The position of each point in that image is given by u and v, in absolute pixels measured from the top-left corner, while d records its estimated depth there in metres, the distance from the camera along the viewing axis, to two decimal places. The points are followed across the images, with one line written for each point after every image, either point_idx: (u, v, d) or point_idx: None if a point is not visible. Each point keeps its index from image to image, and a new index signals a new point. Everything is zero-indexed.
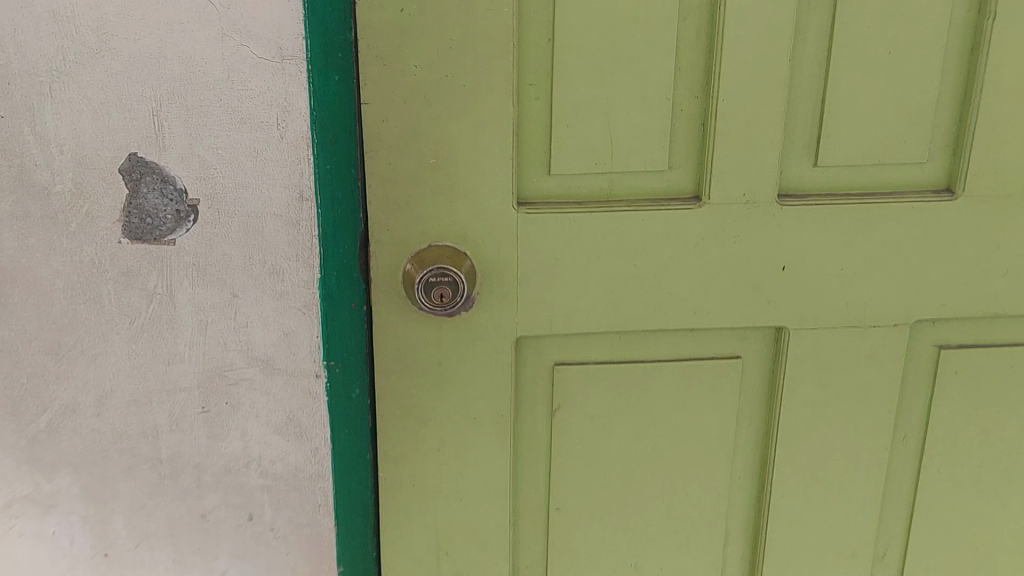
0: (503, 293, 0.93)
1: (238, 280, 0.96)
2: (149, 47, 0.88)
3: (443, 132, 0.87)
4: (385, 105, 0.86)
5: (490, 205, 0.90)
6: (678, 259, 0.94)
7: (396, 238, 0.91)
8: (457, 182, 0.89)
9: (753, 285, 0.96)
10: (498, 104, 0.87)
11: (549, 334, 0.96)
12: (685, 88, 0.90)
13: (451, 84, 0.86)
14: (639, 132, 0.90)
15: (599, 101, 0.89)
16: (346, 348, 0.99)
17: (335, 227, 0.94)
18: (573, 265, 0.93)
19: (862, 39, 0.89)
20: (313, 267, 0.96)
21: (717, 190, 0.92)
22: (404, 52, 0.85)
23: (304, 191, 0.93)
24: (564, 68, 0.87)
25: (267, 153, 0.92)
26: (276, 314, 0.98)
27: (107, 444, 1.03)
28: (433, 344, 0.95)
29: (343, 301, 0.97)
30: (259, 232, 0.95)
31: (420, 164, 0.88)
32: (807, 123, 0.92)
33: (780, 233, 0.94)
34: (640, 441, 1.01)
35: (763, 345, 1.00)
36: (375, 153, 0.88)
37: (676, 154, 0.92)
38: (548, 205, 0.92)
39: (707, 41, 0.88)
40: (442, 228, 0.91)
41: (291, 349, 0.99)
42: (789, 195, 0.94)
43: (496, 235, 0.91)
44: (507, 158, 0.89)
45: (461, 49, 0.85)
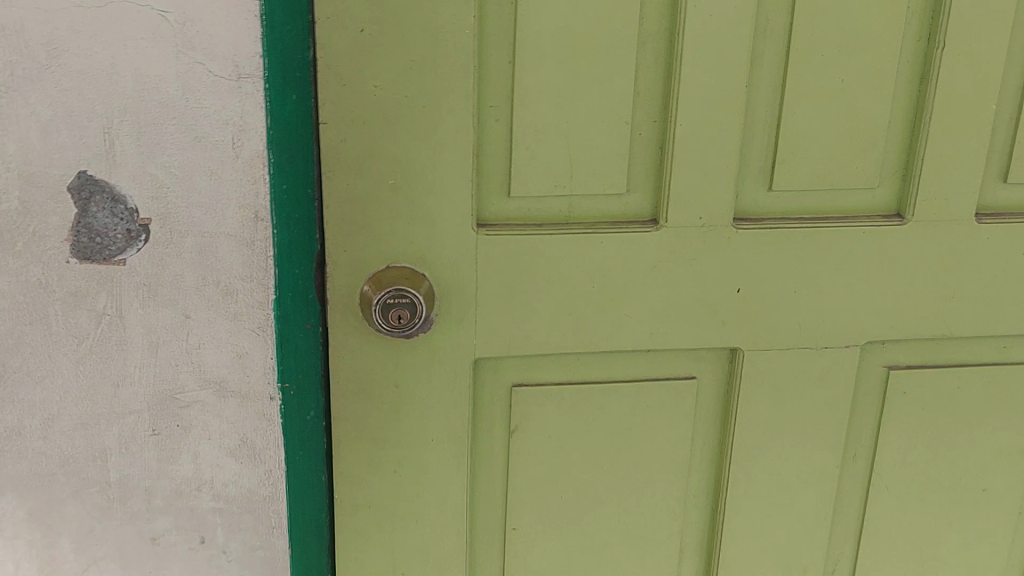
0: (461, 315, 0.93)
1: (191, 301, 0.95)
2: (101, 64, 0.86)
3: (402, 155, 0.87)
4: (344, 126, 0.86)
5: (449, 227, 0.90)
6: (635, 282, 0.94)
7: (354, 259, 0.90)
8: (416, 204, 0.89)
9: (709, 307, 0.97)
10: (457, 127, 0.87)
11: (507, 356, 0.96)
12: (643, 112, 0.90)
13: (411, 107, 0.86)
14: (598, 155, 0.91)
15: (558, 125, 0.89)
16: (301, 370, 0.98)
17: (291, 248, 0.93)
18: (531, 287, 0.93)
19: (816, 67, 0.90)
20: (268, 288, 0.95)
21: (674, 214, 0.93)
22: (363, 74, 0.84)
23: (259, 212, 0.92)
24: (524, 92, 0.87)
25: (222, 173, 0.91)
26: (229, 336, 0.96)
27: (53, 468, 1.00)
28: (391, 366, 0.94)
29: (299, 323, 0.96)
30: (212, 253, 0.93)
31: (379, 186, 0.88)
32: (762, 148, 0.93)
33: (735, 256, 0.95)
34: (597, 461, 1.02)
35: (718, 367, 1.01)
36: (333, 174, 0.87)
37: (634, 177, 0.92)
38: (507, 227, 0.91)
39: (666, 66, 0.89)
40: (400, 250, 0.90)
41: (245, 370, 0.98)
42: (744, 219, 0.95)
43: (455, 257, 0.91)
44: (467, 180, 0.88)
45: (421, 72, 0.85)
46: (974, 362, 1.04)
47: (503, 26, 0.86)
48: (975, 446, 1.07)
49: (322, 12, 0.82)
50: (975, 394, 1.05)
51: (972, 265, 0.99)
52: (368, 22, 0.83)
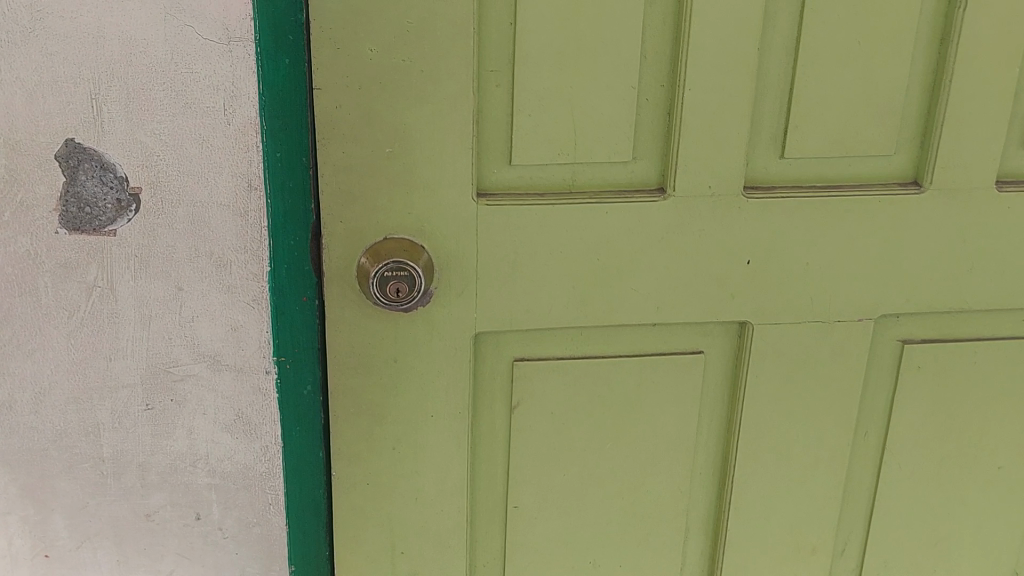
0: (461, 288, 0.90)
1: (183, 273, 0.92)
2: (87, 26, 0.83)
3: (399, 121, 0.83)
4: (338, 92, 0.82)
5: (449, 197, 0.87)
6: (641, 253, 0.91)
7: (350, 230, 0.87)
8: (413, 173, 0.85)
9: (717, 280, 0.93)
10: (457, 91, 0.83)
11: (508, 330, 0.93)
12: (650, 77, 0.87)
13: (408, 71, 0.82)
14: (603, 122, 0.87)
15: (562, 90, 0.85)
16: (297, 343, 0.96)
17: (285, 218, 0.90)
18: (534, 259, 0.90)
19: (831, 29, 0.86)
20: (263, 259, 0.92)
21: (682, 182, 0.89)
22: (359, 36, 0.81)
23: (253, 180, 0.89)
24: (526, 55, 0.84)
25: (213, 141, 0.87)
26: (223, 309, 0.94)
27: (46, 443, 0.98)
28: (389, 340, 0.91)
29: (294, 295, 0.94)
30: (205, 223, 0.90)
31: (375, 154, 0.84)
32: (774, 114, 0.89)
33: (745, 227, 0.92)
34: (601, 438, 0.99)
35: (726, 341, 0.98)
36: (327, 143, 0.83)
37: (640, 144, 0.89)
38: (508, 197, 0.88)
39: (674, 28, 0.85)
40: (398, 221, 0.87)
41: (240, 344, 0.95)
42: (755, 188, 0.91)
43: (454, 228, 0.88)
44: (466, 148, 0.85)
45: (419, 34, 0.81)
46: (991, 337, 1.01)
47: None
48: (990, 423, 1.04)
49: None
50: (992, 370, 1.02)
51: (991, 236, 0.95)
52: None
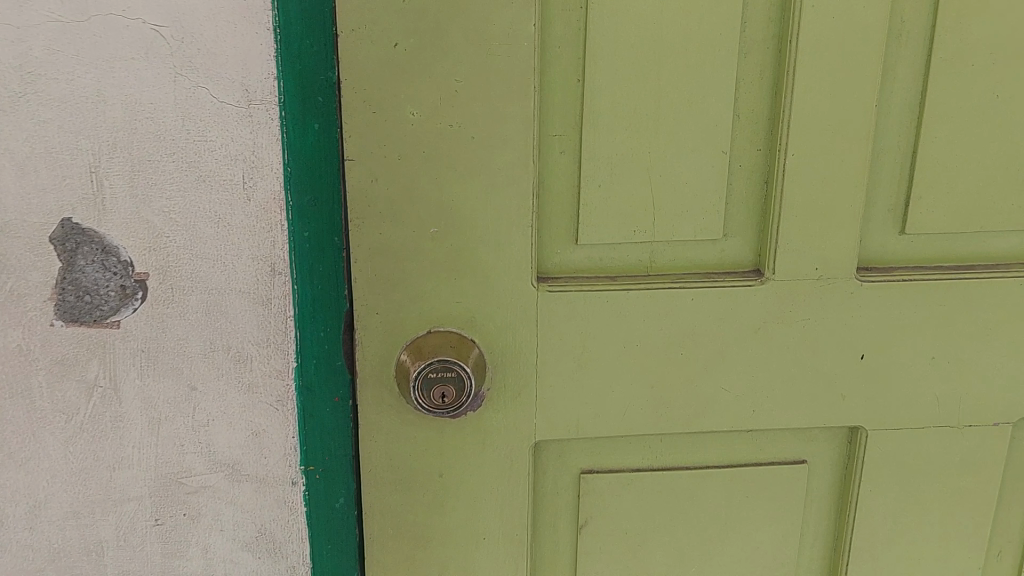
0: (519, 390, 0.76)
1: (197, 370, 0.79)
2: (86, 89, 0.71)
3: (446, 196, 0.70)
4: (374, 162, 0.69)
5: (505, 284, 0.73)
6: (732, 347, 0.77)
7: (387, 323, 0.73)
8: (462, 255, 0.72)
9: (825, 378, 0.78)
10: (514, 160, 0.70)
11: (575, 438, 0.78)
12: (744, 139, 0.73)
13: (456, 137, 0.69)
14: (688, 193, 0.73)
15: (640, 156, 0.72)
16: (327, 451, 0.82)
17: (314, 307, 0.78)
18: (606, 355, 0.76)
19: (964, 80, 0.72)
20: (288, 355, 0.79)
21: (783, 263, 0.75)
22: (398, 97, 0.67)
23: (276, 264, 0.77)
24: (596, 116, 0.70)
25: (231, 219, 0.75)
26: (243, 411, 0.81)
27: (42, 564, 0.85)
28: (433, 451, 0.77)
29: (324, 395, 0.80)
30: (222, 313, 0.78)
31: (418, 235, 0.71)
32: (892, 182, 0.75)
33: (859, 315, 0.77)
34: (684, 561, 0.84)
35: (833, 448, 0.82)
36: (362, 223, 0.70)
37: (732, 219, 0.75)
38: (575, 282, 0.74)
39: (773, 81, 0.71)
40: (444, 311, 0.73)
41: (262, 451, 0.82)
42: (869, 269, 0.76)
43: (511, 319, 0.74)
44: (525, 225, 0.71)
45: (469, 93, 0.68)
46: None
47: (571, 33, 0.68)
48: None
49: (346, 22, 0.65)
50: None
51: None
52: (403, 32, 0.66)
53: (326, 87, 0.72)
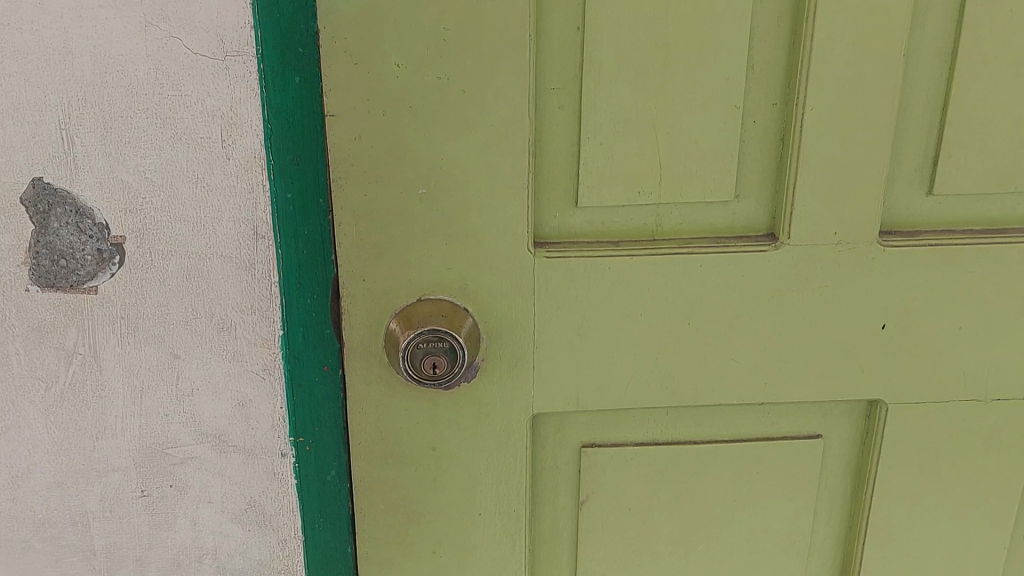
0: (516, 362, 0.71)
1: (179, 338, 0.76)
2: (52, 40, 0.67)
3: (435, 155, 0.65)
4: (357, 119, 0.63)
5: (500, 249, 0.68)
6: (744, 316, 0.72)
7: (375, 291, 0.68)
8: (454, 219, 0.67)
9: (843, 349, 0.73)
10: (509, 117, 0.64)
11: (575, 411, 0.74)
12: (759, 93, 0.67)
13: (446, 92, 0.63)
14: (697, 151, 0.68)
15: (645, 112, 0.66)
16: (317, 422, 0.79)
17: (300, 272, 0.73)
18: (608, 325, 0.71)
19: (1001, 28, 0.66)
20: (274, 322, 0.75)
21: (800, 228, 0.70)
22: (382, 49, 0.62)
23: (259, 227, 0.72)
24: (598, 68, 0.65)
25: (210, 179, 0.71)
26: (229, 381, 0.77)
27: (27, 535, 0.83)
28: (426, 425, 0.73)
29: (312, 364, 0.77)
30: (203, 279, 0.74)
31: (405, 198, 0.66)
32: (919, 139, 0.69)
33: (881, 283, 0.71)
34: (691, 539, 0.80)
35: (851, 423, 0.78)
36: (344, 184, 0.65)
37: (745, 179, 0.69)
38: (575, 247, 0.70)
39: (792, 30, 0.66)
40: (436, 279, 0.69)
41: (250, 421, 0.79)
42: (892, 233, 0.71)
43: (506, 287, 0.69)
44: (521, 187, 0.67)
45: (459, 43, 0.62)
46: None
47: None
48: None
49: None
50: None
51: None
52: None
53: (307, 37, 0.67)
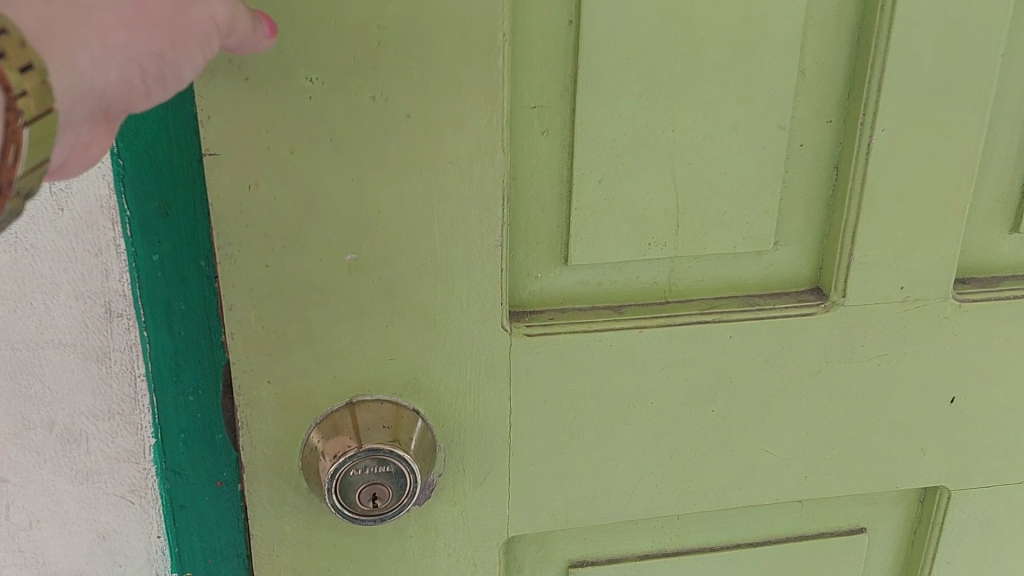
0: (485, 473, 0.53)
1: (6, 455, 0.54)
2: None
3: (369, 206, 0.45)
4: (252, 160, 0.42)
5: (462, 330, 0.49)
6: (782, 397, 0.54)
7: (286, 395, 0.48)
8: (397, 294, 0.47)
9: (902, 431, 0.57)
10: (473, 150, 0.45)
11: (563, 528, 0.56)
12: (809, 107, 0.49)
13: (383, 116, 0.43)
14: (727, 186, 0.49)
15: (659, 136, 0.48)
16: (210, 554, 0.58)
17: (176, 361, 0.52)
18: (606, 419, 0.53)
19: None
20: (142, 429, 0.54)
21: (858, 284, 0.52)
22: (285, 55, 0.41)
23: (113, 302, 0.51)
24: (597, 76, 0.46)
25: (34, 239, 0.49)
26: (82, 508, 0.56)
27: None
28: (364, 562, 0.53)
29: (200, 480, 0.56)
30: (36, 376, 0.52)
31: (327, 268, 0.46)
32: (1008, 162, 0.52)
33: (954, 347, 0.55)
34: None
35: (899, 511, 0.62)
36: (236, 253, 0.44)
37: (786, 221, 0.52)
38: (563, 318, 0.51)
39: (857, 20, 0.48)
40: (373, 372, 0.49)
41: (116, 559, 0.58)
42: (966, 282, 0.55)
43: (471, 379, 0.50)
44: (492, 246, 0.47)
45: (401, 48, 0.42)
46: None
47: None
48: None
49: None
50: None
51: None
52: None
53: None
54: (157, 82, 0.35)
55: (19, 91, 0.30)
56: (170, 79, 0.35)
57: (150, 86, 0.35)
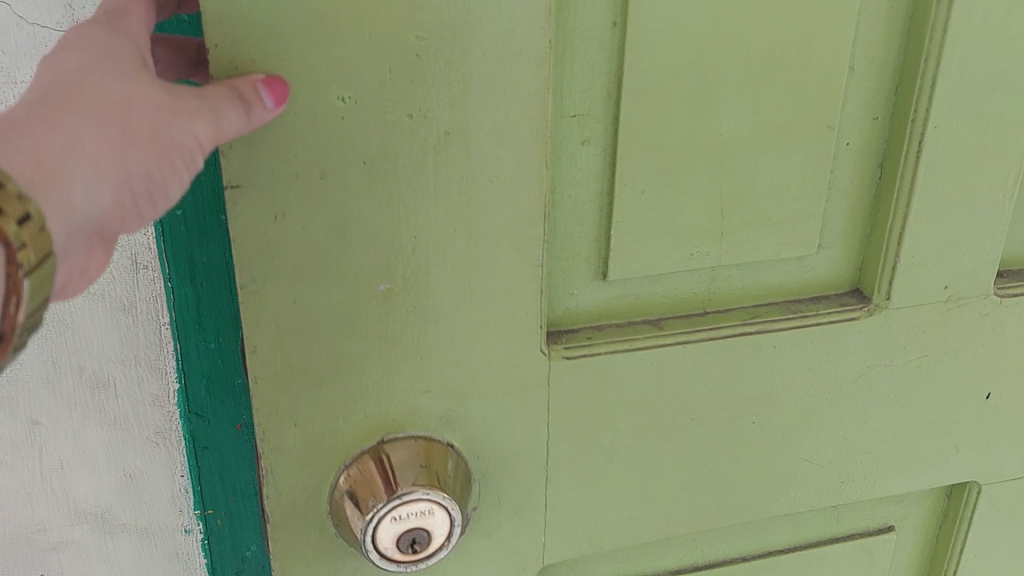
0: (521, 503, 0.49)
1: (39, 400, 0.58)
2: None
3: (402, 230, 0.41)
4: (277, 188, 0.38)
5: (499, 357, 0.45)
6: (823, 404, 0.52)
7: (314, 438, 0.44)
8: (431, 322, 0.43)
9: (939, 430, 0.55)
10: (513, 166, 0.41)
11: (598, 552, 0.53)
12: (857, 106, 0.46)
13: (419, 134, 0.39)
14: (774, 191, 0.46)
15: (704, 142, 0.44)
16: (230, 490, 0.63)
17: (199, 312, 0.56)
18: (646, 439, 0.50)
19: None
20: (165, 375, 0.59)
21: (903, 285, 0.50)
22: (312, 73, 0.37)
23: (138, 257, 0.55)
24: (644, 80, 0.42)
25: None
26: (110, 449, 0.60)
27: None
28: None
29: (221, 423, 0.60)
30: (67, 326, 0.56)
31: (358, 299, 0.42)
32: None
33: (993, 344, 0.53)
34: None
35: (926, 507, 0.61)
36: (261, 289, 0.40)
37: (828, 223, 0.49)
38: (601, 336, 0.48)
39: (908, 14, 0.45)
40: (404, 407, 0.45)
41: (142, 497, 0.62)
42: (1005, 276, 0.53)
43: (508, 407, 0.47)
44: (533, 266, 0.44)
45: (438, 60, 0.38)
46: None
47: None
48: None
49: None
50: None
51: None
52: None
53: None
54: (146, 204, 0.35)
55: (19, 243, 0.30)
56: (159, 198, 0.35)
57: (141, 204, 0.35)
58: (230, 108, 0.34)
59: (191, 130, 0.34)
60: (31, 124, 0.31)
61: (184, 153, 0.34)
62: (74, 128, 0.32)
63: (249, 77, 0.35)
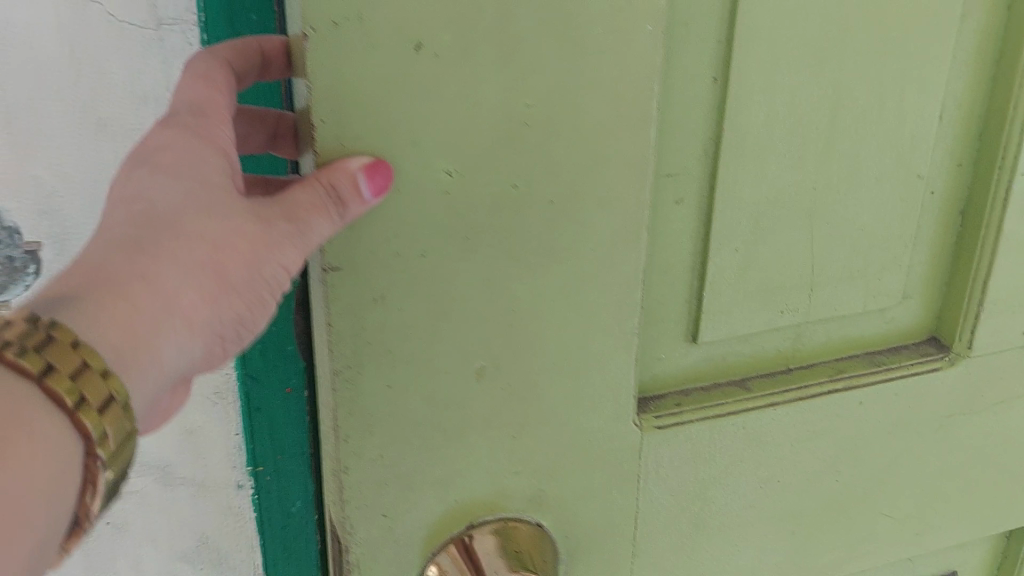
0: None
1: None
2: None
3: (501, 305, 0.38)
4: (375, 269, 0.35)
5: (593, 430, 0.42)
6: (904, 457, 0.51)
7: (399, 529, 0.41)
8: (527, 399, 0.40)
9: (1009, 476, 0.54)
10: (617, 231, 0.38)
11: None
12: (943, 154, 0.45)
13: (524, 203, 0.36)
14: (862, 242, 0.45)
15: (797, 195, 0.43)
16: (278, 450, 0.54)
17: None
18: (731, 504, 0.48)
19: None
20: None
21: (984, 332, 0.49)
22: (419, 146, 0.34)
23: None
24: (744, 136, 0.40)
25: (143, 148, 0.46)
26: None
27: None
28: None
29: (272, 382, 0.51)
30: None
31: (454, 381, 0.38)
32: None
33: None
34: None
35: (987, 553, 0.59)
36: (354, 376, 0.37)
37: (909, 272, 0.48)
38: (689, 403, 0.45)
39: (995, 61, 0.44)
40: (494, 490, 0.42)
41: (199, 454, 0.54)
42: None
43: (599, 481, 0.44)
44: (631, 333, 0.41)
45: (549, 123, 0.35)
46: None
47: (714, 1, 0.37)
48: None
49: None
50: None
51: None
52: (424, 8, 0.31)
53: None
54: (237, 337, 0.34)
55: (100, 433, 0.28)
56: (243, 331, 0.34)
57: (226, 340, 0.34)
58: (322, 219, 0.32)
59: (283, 259, 0.32)
60: (124, 283, 0.30)
61: (277, 282, 0.33)
62: (167, 282, 0.31)
63: (345, 167, 0.32)
